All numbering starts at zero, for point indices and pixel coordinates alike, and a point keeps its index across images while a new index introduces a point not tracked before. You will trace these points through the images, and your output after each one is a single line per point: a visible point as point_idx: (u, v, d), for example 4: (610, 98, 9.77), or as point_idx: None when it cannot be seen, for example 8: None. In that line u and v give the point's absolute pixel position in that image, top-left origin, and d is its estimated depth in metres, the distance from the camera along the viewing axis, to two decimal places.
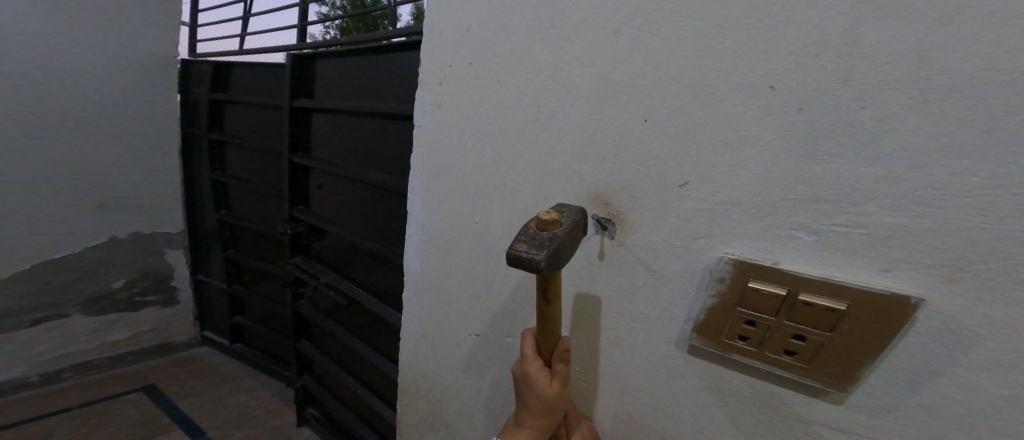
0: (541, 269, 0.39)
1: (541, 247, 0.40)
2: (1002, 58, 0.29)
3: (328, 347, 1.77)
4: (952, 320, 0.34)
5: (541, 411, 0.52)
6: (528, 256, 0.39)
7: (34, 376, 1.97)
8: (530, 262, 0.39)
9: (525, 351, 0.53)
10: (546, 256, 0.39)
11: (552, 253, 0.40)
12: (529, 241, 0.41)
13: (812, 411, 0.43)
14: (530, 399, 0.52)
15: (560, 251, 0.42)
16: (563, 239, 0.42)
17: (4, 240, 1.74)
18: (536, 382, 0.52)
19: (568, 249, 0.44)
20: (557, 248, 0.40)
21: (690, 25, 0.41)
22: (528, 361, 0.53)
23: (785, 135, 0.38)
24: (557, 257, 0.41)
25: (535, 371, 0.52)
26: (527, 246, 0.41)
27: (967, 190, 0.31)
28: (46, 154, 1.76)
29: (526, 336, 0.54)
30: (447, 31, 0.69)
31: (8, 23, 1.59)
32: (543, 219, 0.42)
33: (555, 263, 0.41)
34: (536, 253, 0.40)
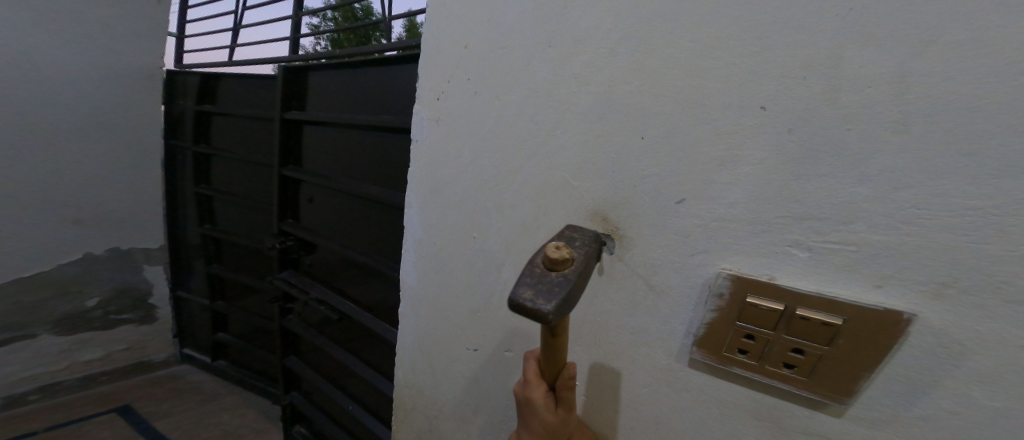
0: (548, 320, 0.38)
1: (548, 296, 0.39)
2: (974, 84, 0.32)
3: (317, 362, 1.86)
4: (944, 334, 0.35)
5: (546, 437, 0.52)
6: (534, 306, 0.38)
7: (71, 379, 2.19)
8: (536, 314, 0.38)
9: (529, 376, 0.53)
10: (552, 307, 0.38)
11: (561, 300, 0.39)
12: (535, 286, 0.40)
13: (813, 424, 0.44)
14: (533, 425, 0.52)
15: (569, 295, 0.40)
16: (572, 282, 0.41)
17: (34, 251, 1.89)
18: (541, 409, 0.51)
19: (578, 289, 0.43)
20: (566, 294, 0.39)
21: (684, 50, 0.45)
22: (532, 386, 0.52)
23: (776, 153, 0.41)
24: (566, 304, 0.40)
25: (539, 398, 0.51)
26: (533, 293, 0.39)
27: (950, 210, 0.34)
28: (61, 174, 1.89)
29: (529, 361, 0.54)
30: (447, 49, 0.72)
31: (38, 52, 1.72)
32: (552, 260, 0.41)
33: (564, 310, 0.40)
34: (542, 302, 0.38)
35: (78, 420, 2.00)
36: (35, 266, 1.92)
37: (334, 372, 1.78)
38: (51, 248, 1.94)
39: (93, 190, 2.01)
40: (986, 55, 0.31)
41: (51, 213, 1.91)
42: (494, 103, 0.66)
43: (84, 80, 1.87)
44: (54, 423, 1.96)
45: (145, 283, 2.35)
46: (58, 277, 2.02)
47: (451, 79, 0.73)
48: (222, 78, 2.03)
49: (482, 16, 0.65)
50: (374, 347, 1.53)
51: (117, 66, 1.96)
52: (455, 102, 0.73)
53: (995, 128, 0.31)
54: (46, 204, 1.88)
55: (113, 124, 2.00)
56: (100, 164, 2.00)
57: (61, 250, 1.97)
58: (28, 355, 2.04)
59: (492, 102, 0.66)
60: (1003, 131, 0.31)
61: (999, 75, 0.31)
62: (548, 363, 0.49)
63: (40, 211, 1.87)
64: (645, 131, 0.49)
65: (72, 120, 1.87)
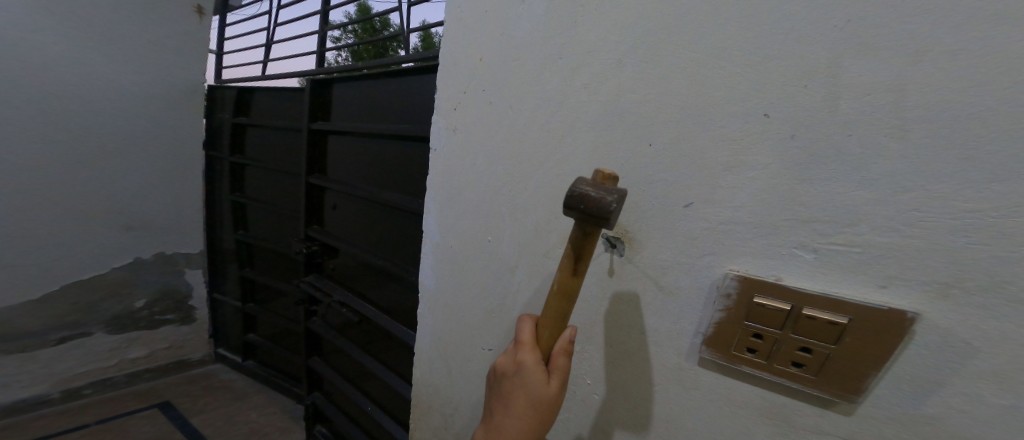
0: (611, 208, 0.40)
1: (610, 191, 0.41)
2: (967, 92, 0.33)
3: (338, 363, 1.94)
4: (949, 333, 0.36)
5: (533, 410, 0.51)
6: (598, 197, 0.40)
7: (120, 375, 2.35)
8: (601, 201, 0.40)
9: (524, 340, 0.53)
10: (616, 200, 0.40)
11: (619, 199, 0.41)
12: (594, 184, 0.42)
13: (824, 423, 0.44)
14: (522, 394, 0.51)
15: (621, 203, 0.43)
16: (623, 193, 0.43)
17: (89, 256, 2.06)
18: (531, 374, 0.51)
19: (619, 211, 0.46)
20: (623, 196, 0.41)
21: (689, 60, 0.47)
22: (526, 350, 0.53)
23: (779, 159, 0.42)
24: (620, 209, 0.42)
25: (532, 362, 0.52)
26: (594, 187, 0.41)
27: (951, 212, 0.35)
28: (113, 185, 2.05)
29: (525, 325, 0.55)
30: (463, 62, 0.77)
31: (98, 74, 1.90)
32: (605, 171, 0.43)
33: (617, 215, 0.42)
34: (606, 194, 0.41)
35: (125, 414, 2.15)
36: (90, 270, 2.08)
37: (354, 374, 1.84)
38: (104, 253, 2.10)
39: (140, 199, 2.16)
40: (976, 64, 0.32)
41: (106, 221, 2.07)
42: (507, 112, 0.69)
43: (134, 97, 2.03)
44: (104, 416, 2.11)
45: (186, 285, 2.50)
46: (110, 280, 2.18)
47: (467, 90, 0.77)
48: (256, 92, 2.17)
49: (497, 31, 0.69)
50: (392, 349, 1.59)
51: (162, 84, 2.11)
52: (471, 113, 0.77)
53: (987, 133, 0.33)
54: (101, 212, 2.04)
55: (159, 137, 2.16)
56: (148, 175, 2.16)
57: (113, 255, 2.14)
58: (83, 352, 2.20)
59: (506, 112, 0.70)
60: (997, 138, 0.32)
61: (990, 83, 0.32)
62: (551, 322, 0.51)
63: (95, 219, 2.03)
64: (653, 138, 0.51)
65: (122, 135, 2.03)
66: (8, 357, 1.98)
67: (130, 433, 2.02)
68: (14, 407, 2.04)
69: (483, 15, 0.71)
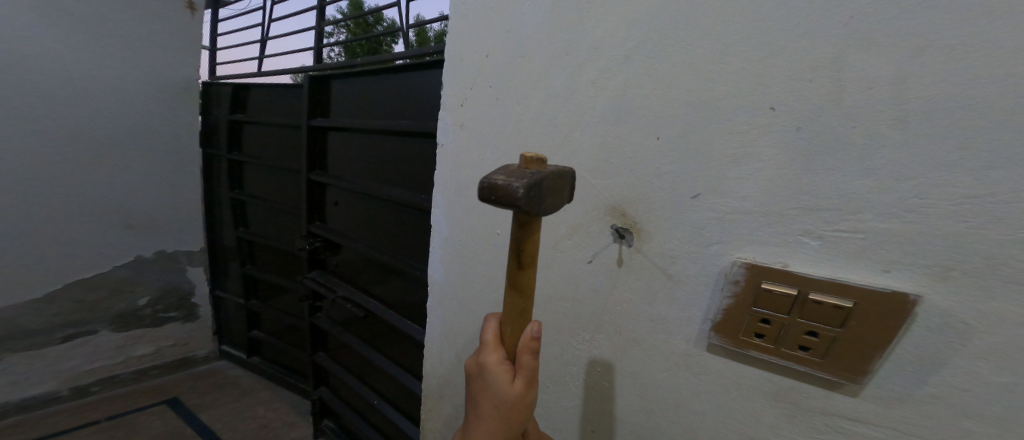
0: (517, 195, 0.38)
1: (520, 177, 0.39)
2: (965, 84, 0.35)
3: (343, 358, 1.97)
4: (949, 314, 0.38)
5: (499, 410, 0.51)
6: (505, 185, 0.39)
7: (127, 372, 2.37)
8: (507, 189, 0.38)
9: (486, 341, 0.53)
10: (522, 185, 0.38)
11: (530, 184, 0.39)
12: (509, 173, 0.41)
13: (830, 404, 0.46)
14: (487, 395, 0.52)
15: (543, 185, 0.41)
16: (548, 174, 0.41)
17: (91, 254, 2.06)
18: (493, 375, 0.51)
19: (553, 193, 0.43)
20: (538, 179, 0.40)
21: (697, 54, 0.48)
22: (488, 351, 0.53)
23: (786, 151, 0.44)
24: (538, 192, 0.40)
25: (495, 362, 0.52)
26: (505, 176, 0.40)
27: (951, 198, 0.36)
28: (112, 182, 2.04)
29: (489, 324, 0.54)
30: (468, 58, 0.78)
31: (94, 70, 1.89)
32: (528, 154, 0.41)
33: (536, 199, 0.40)
34: (514, 181, 0.39)
35: (134, 410, 2.18)
36: (93, 268, 2.09)
37: (360, 368, 1.87)
38: (106, 251, 2.11)
39: (141, 197, 2.16)
40: (972, 59, 0.34)
41: (107, 219, 2.07)
42: (514, 107, 0.70)
43: (131, 95, 2.02)
44: (114, 413, 2.14)
45: (189, 283, 2.51)
46: (113, 279, 2.19)
47: (473, 86, 0.78)
48: (252, 88, 2.17)
49: (502, 27, 0.70)
50: (398, 344, 1.61)
51: (159, 81, 2.10)
52: (477, 108, 0.78)
53: (983, 124, 0.34)
54: (102, 210, 2.04)
55: (158, 135, 2.15)
56: (148, 173, 2.16)
57: (115, 253, 2.15)
58: (89, 350, 2.21)
59: (513, 108, 0.71)
60: (992, 128, 0.34)
61: (984, 76, 0.34)
62: (509, 320, 0.50)
63: (97, 217, 2.03)
64: (660, 132, 0.52)
65: (121, 132, 2.02)
66: (16, 355, 1.99)
67: (140, 429, 2.05)
68: (25, 405, 2.06)
69: (488, 12, 0.72)
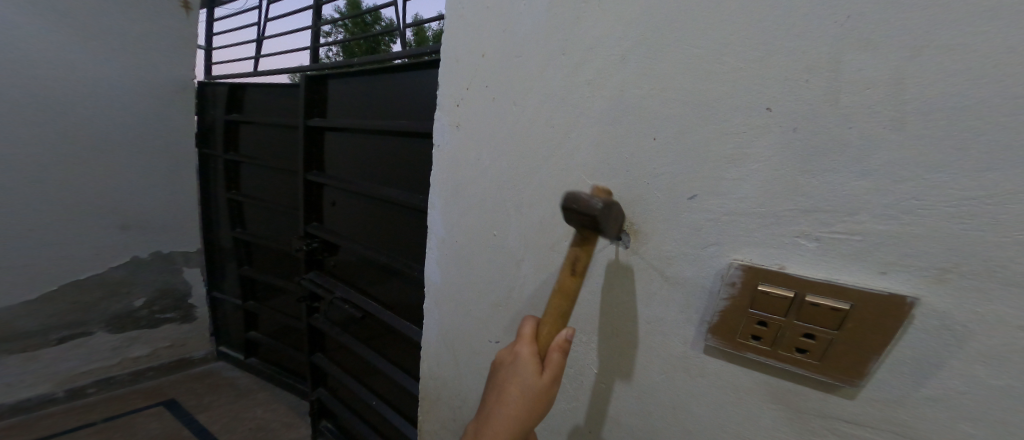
0: (596, 207, 0.43)
1: (598, 197, 0.45)
2: (963, 84, 0.34)
3: (341, 358, 1.96)
4: (946, 317, 0.38)
5: (522, 401, 0.50)
6: (585, 199, 0.44)
7: (123, 374, 2.35)
8: (587, 202, 0.43)
9: (523, 333, 0.54)
10: (601, 202, 0.43)
11: (605, 203, 0.44)
12: (585, 191, 0.46)
13: (828, 406, 0.46)
14: (512, 385, 0.51)
15: (611, 212, 0.46)
16: (615, 205, 0.47)
17: (86, 255, 2.04)
18: (523, 366, 0.51)
19: (615, 222, 0.49)
20: (610, 204, 0.45)
21: (694, 54, 0.48)
22: (523, 342, 0.53)
23: (783, 152, 0.43)
24: (609, 215, 0.45)
25: (527, 355, 0.52)
26: (582, 193, 0.45)
27: (948, 200, 0.36)
28: (107, 183, 2.02)
29: (528, 319, 0.55)
30: (464, 57, 0.77)
31: (89, 70, 1.87)
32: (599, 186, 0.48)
33: (605, 218, 0.45)
34: (593, 198, 0.44)
35: (130, 412, 2.16)
36: (88, 269, 2.07)
37: (359, 369, 1.86)
38: (101, 252, 2.09)
39: (136, 197, 2.15)
40: (970, 59, 0.34)
41: (102, 219, 2.05)
42: (510, 107, 0.70)
43: (126, 94, 2.01)
44: (110, 414, 2.13)
45: (185, 284, 2.49)
46: (108, 280, 2.17)
47: (470, 86, 0.77)
48: (249, 88, 2.15)
49: (498, 27, 0.70)
50: (396, 345, 1.60)
51: (154, 80, 2.08)
52: (474, 108, 0.77)
53: (981, 125, 0.34)
54: (97, 211, 2.03)
55: (153, 135, 2.13)
56: (144, 173, 2.14)
57: (111, 254, 2.13)
58: (85, 351, 2.20)
59: (509, 108, 0.70)
60: (989, 129, 0.34)
61: (984, 75, 0.33)
62: (550, 317, 0.51)
63: (92, 218, 2.02)
64: (657, 132, 0.52)
65: (116, 132, 2.01)
66: (11, 357, 1.98)
67: (137, 430, 2.04)
68: (20, 406, 2.05)
69: (484, 11, 0.71)
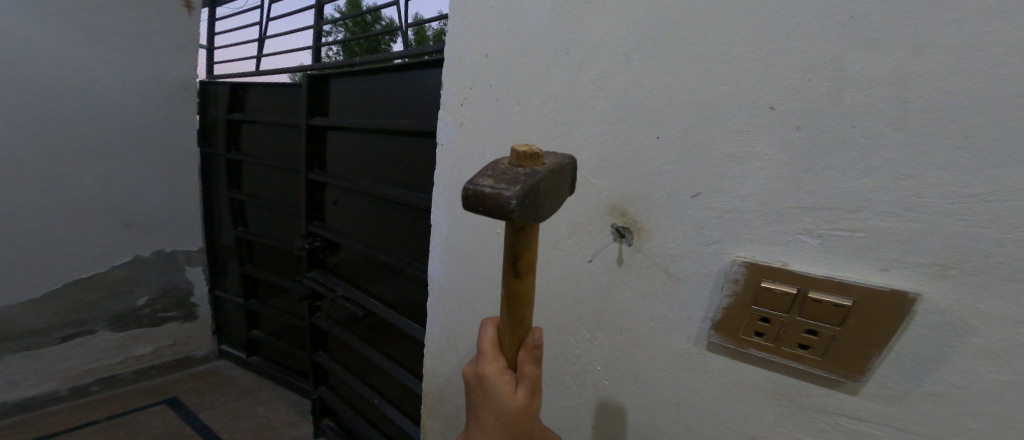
0: (509, 203, 0.37)
1: (510, 183, 0.39)
2: (964, 83, 0.35)
3: (342, 357, 1.97)
4: (948, 313, 0.38)
5: (503, 420, 0.51)
6: (494, 193, 0.38)
7: (126, 372, 2.36)
8: (497, 199, 0.37)
9: (485, 351, 0.53)
10: (514, 195, 0.37)
11: (522, 190, 0.38)
12: (497, 179, 0.40)
13: (830, 402, 0.46)
14: (489, 405, 0.51)
15: (537, 188, 0.40)
16: (542, 175, 0.40)
17: (89, 254, 2.05)
18: (495, 386, 0.51)
19: (549, 191, 0.42)
20: (531, 182, 0.39)
21: (697, 53, 0.48)
22: (489, 361, 0.53)
23: (786, 150, 0.44)
24: (532, 196, 0.39)
25: (495, 372, 0.52)
26: (495, 182, 0.39)
27: (950, 197, 0.36)
28: (110, 182, 2.03)
29: (487, 334, 0.55)
30: (468, 56, 0.78)
31: (92, 69, 1.88)
32: (520, 150, 0.40)
33: (530, 204, 0.39)
34: (504, 188, 0.38)
35: (133, 410, 2.17)
36: (91, 268, 2.08)
37: (360, 367, 1.87)
38: (104, 250, 2.10)
39: (139, 196, 2.15)
40: (972, 58, 0.34)
41: (105, 218, 2.06)
42: (514, 106, 0.70)
43: (129, 94, 2.01)
44: (113, 412, 2.14)
45: (188, 283, 2.50)
46: (111, 278, 2.18)
47: (473, 85, 0.78)
48: (250, 87, 2.16)
49: (502, 26, 0.70)
50: (398, 343, 1.61)
51: (156, 80, 2.09)
52: (477, 108, 0.78)
53: (982, 123, 0.34)
54: (100, 210, 2.03)
55: (156, 134, 2.14)
56: (146, 172, 2.15)
57: (114, 253, 2.14)
58: (88, 350, 2.21)
59: (513, 107, 0.70)
60: (990, 127, 0.34)
61: (984, 74, 0.34)
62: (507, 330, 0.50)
63: (95, 217, 2.03)
64: (660, 131, 0.52)
65: (119, 132, 2.02)
66: (15, 355, 1.99)
67: (140, 428, 2.05)
68: (24, 404, 2.06)
69: (488, 11, 0.72)
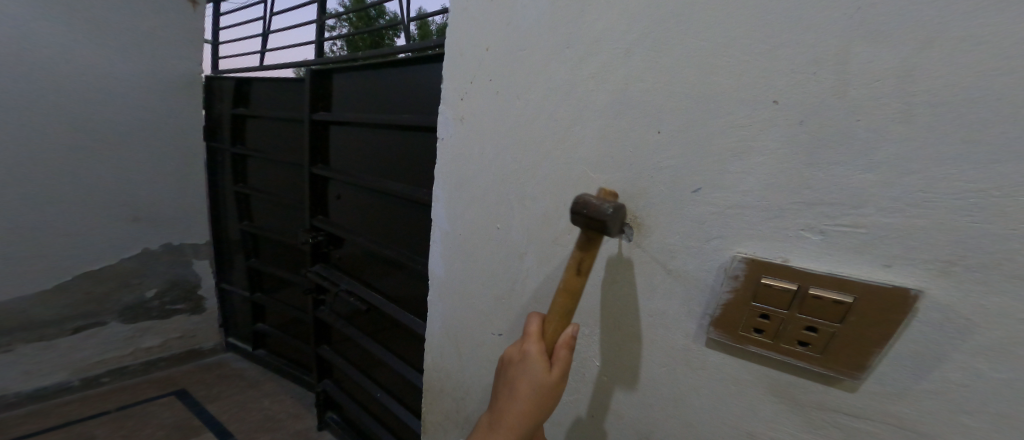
0: (606, 212, 0.46)
1: (606, 202, 0.47)
2: (975, 75, 0.34)
3: (346, 350, 1.99)
4: (950, 310, 0.37)
5: (533, 398, 0.51)
6: (598, 204, 0.47)
7: (135, 364, 2.40)
8: (599, 207, 0.46)
9: (529, 331, 0.53)
10: (612, 207, 0.46)
11: (615, 206, 0.47)
12: (595, 196, 0.48)
13: (828, 399, 0.46)
14: (523, 382, 0.52)
15: (619, 213, 0.49)
16: (621, 207, 0.50)
17: (98, 247, 2.08)
18: (533, 364, 0.51)
19: (618, 224, 0.52)
20: (619, 208, 0.48)
21: (700, 46, 0.47)
22: (531, 340, 0.53)
23: (788, 145, 0.43)
24: (616, 218, 0.48)
25: (536, 353, 0.52)
26: (592, 199, 0.48)
27: (954, 193, 0.36)
28: (118, 175, 2.05)
29: (532, 315, 0.55)
30: (468, 51, 0.77)
31: (99, 64, 1.89)
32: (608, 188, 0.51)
33: (613, 223, 0.47)
34: (604, 203, 0.47)
35: (143, 401, 2.22)
36: (101, 260, 2.11)
37: (363, 361, 1.89)
38: (113, 243, 2.13)
39: (146, 190, 2.17)
40: (983, 50, 0.33)
41: (114, 212, 2.09)
42: (515, 101, 0.70)
43: (134, 88, 2.02)
44: (123, 403, 2.18)
45: (195, 276, 2.53)
46: (120, 271, 2.21)
47: (474, 80, 0.77)
48: (254, 82, 2.17)
49: (503, 20, 0.69)
50: (401, 337, 1.62)
51: (161, 75, 2.10)
52: (477, 102, 0.77)
53: (991, 117, 0.33)
54: (109, 203, 2.06)
55: (162, 129, 2.16)
56: (153, 166, 2.16)
57: (122, 246, 2.17)
58: (98, 341, 2.25)
59: (513, 101, 0.70)
60: (998, 122, 0.33)
61: (996, 66, 0.33)
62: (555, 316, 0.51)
63: (103, 210, 2.05)
64: (661, 125, 0.52)
65: (125, 126, 2.03)
66: (28, 346, 2.03)
67: (150, 419, 2.09)
68: (37, 394, 2.10)
69: (488, 5, 0.71)
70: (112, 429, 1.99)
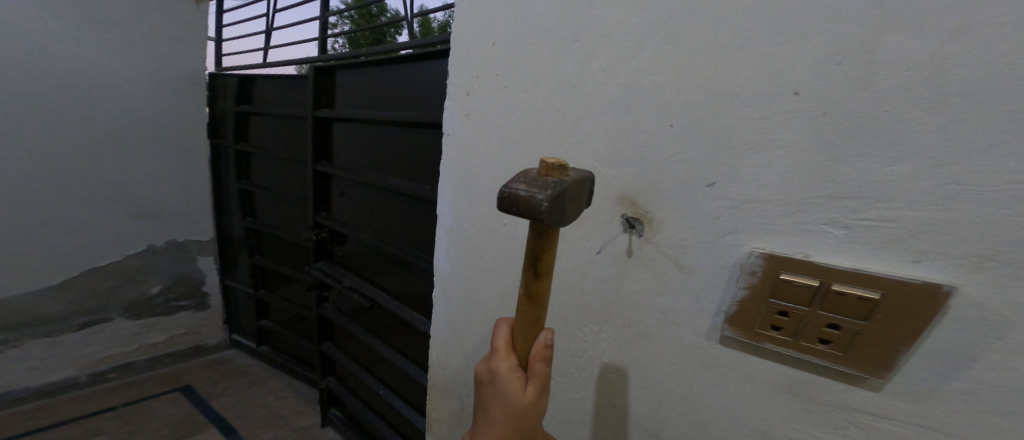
0: (541, 206, 0.37)
1: (542, 188, 0.39)
2: (1014, 62, 0.32)
3: (349, 347, 1.99)
4: (984, 306, 0.36)
5: (510, 418, 0.50)
6: (528, 196, 0.38)
7: (141, 360, 2.41)
8: (530, 201, 0.37)
9: (498, 347, 0.52)
10: (546, 197, 0.37)
11: (553, 193, 0.38)
12: (529, 183, 0.40)
13: (850, 398, 0.45)
14: (499, 401, 0.50)
15: (565, 195, 0.40)
16: (569, 184, 0.41)
17: (104, 243, 2.09)
18: (505, 382, 0.50)
19: (574, 200, 0.43)
20: (561, 190, 0.39)
21: (717, 36, 0.45)
22: (500, 357, 0.51)
23: (811, 137, 0.41)
24: (562, 201, 0.39)
25: (507, 369, 0.50)
26: (527, 186, 0.40)
27: (991, 185, 0.34)
28: (123, 172, 2.06)
29: (501, 331, 0.53)
30: (474, 44, 0.75)
31: (103, 60, 1.89)
32: (549, 161, 0.41)
33: (559, 209, 0.39)
34: (537, 192, 0.38)
35: (149, 397, 2.23)
36: (107, 257, 2.12)
37: (366, 358, 1.88)
38: (119, 239, 2.13)
39: (151, 187, 2.18)
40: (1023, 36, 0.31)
41: (119, 208, 2.09)
42: (522, 94, 0.68)
43: (138, 85, 2.02)
44: (129, 399, 2.19)
45: (199, 273, 2.54)
46: (125, 268, 2.22)
47: (479, 74, 0.76)
48: (257, 79, 2.16)
49: (510, 12, 0.68)
50: (404, 334, 1.61)
51: (164, 72, 2.09)
52: (484, 96, 0.76)
53: None
54: (114, 200, 2.06)
55: (166, 126, 2.15)
56: (157, 163, 2.16)
57: (128, 242, 2.17)
58: (104, 338, 2.26)
59: (520, 94, 0.68)
60: None
61: None
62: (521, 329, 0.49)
63: (108, 206, 2.06)
64: (674, 118, 0.50)
65: (129, 123, 2.03)
66: (35, 341, 2.04)
67: (155, 415, 2.09)
68: (44, 390, 2.12)
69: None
70: (119, 424, 2.00)
